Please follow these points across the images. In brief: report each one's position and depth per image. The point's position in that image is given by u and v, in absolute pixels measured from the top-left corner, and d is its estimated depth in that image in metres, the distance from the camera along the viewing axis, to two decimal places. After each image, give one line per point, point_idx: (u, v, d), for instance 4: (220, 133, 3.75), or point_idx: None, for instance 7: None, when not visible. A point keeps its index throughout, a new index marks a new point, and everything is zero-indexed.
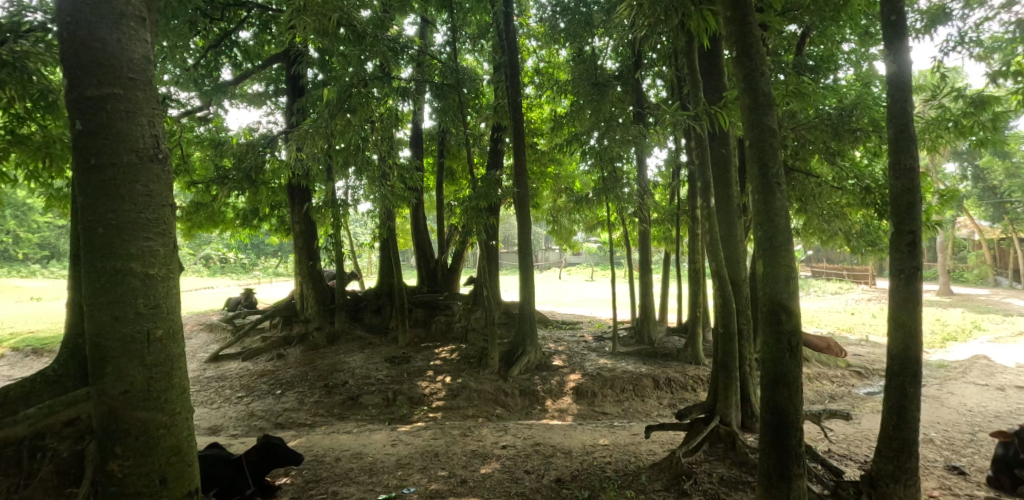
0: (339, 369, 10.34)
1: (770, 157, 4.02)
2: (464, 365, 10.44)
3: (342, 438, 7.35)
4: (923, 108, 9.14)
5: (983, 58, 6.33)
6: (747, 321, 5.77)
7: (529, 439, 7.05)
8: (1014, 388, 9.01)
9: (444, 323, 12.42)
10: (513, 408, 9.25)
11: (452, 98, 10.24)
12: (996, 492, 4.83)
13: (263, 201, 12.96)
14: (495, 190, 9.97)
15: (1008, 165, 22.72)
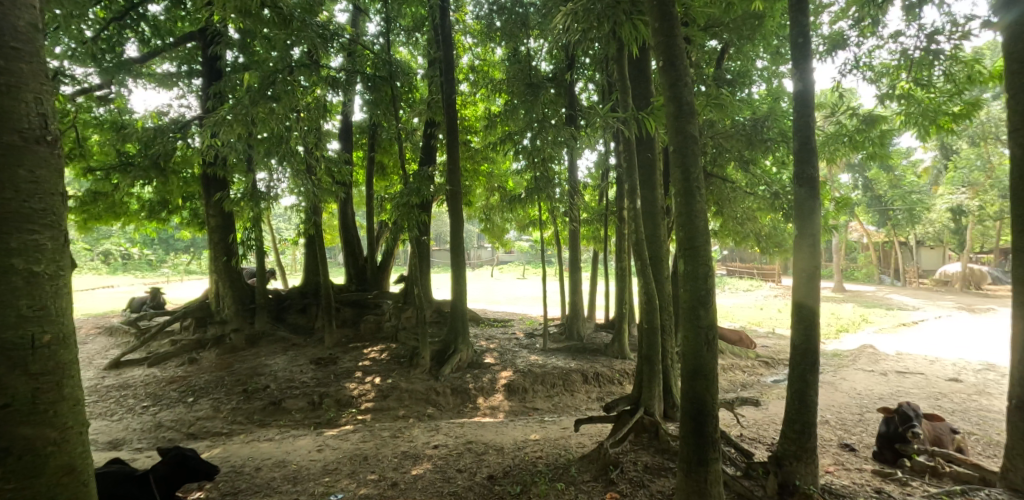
0: (259, 373, 9.98)
1: (691, 163, 4.34)
2: (395, 365, 10.37)
3: (263, 445, 7.13)
4: (822, 123, 10.01)
5: (874, 81, 7.03)
6: (669, 316, 6.16)
7: (461, 437, 7.14)
8: (894, 373, 10.12)
9: (374, 323, 12.28)
10: (445, 406, 9.29)
11: (384, 90, 10.17)
12: (881, 465, 5.43)
13: (173, 192, 12.19)
14: (427, 187, 9.97)
15: (892, 177, 25.30)
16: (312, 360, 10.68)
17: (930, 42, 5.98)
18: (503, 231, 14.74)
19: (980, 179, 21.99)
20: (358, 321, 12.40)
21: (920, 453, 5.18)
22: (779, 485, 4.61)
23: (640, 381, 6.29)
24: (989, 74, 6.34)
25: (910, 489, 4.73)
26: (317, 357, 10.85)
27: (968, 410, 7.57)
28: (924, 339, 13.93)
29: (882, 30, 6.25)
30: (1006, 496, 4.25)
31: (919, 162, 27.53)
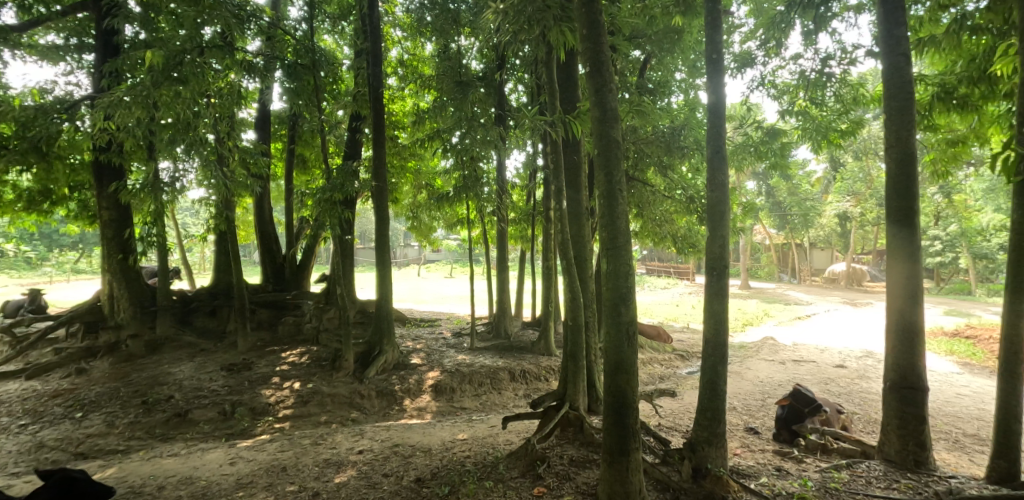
0: (162, 383, 9.38)
1: (614, 167, 4.60)
2: (316, 369, 10.09)
3: (167, 462, 6.74)
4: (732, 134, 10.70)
5: (777, 97, 7.66)
6: (593, 313, 6.45)
7: (387, 441, 7.09)
8: (792, 362, 11.08)
9: (293, 324, 11.85)
10: (370, 410, 9.16)
11: (306, 80, 9.69)
12: (780, 445, 5.97)
13: (58, 180, 11.15)
14: (351, 183, 9.73)
15: (790, 186, 27.56)
16: (222, 366, 10.16)
17: (824, 66, 6.63)
18: (431, 229, 14.66)
19: (862, 189, 24.39)
20: (275, 323, 11.94)
21: (813, 432, 5.75)
22: (693, 469, 4.93)
23: (565, 376, 6.53)
24: (871, 97, 7.12)
25: (804, 465, 5.23)
26: (229, 363, 10.34)
27: (851, 392, 8.47)
28: (817, 330, 15.33)
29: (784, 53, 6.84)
30: (882, 467, 4.81)
31: (813, 173, 30.22)
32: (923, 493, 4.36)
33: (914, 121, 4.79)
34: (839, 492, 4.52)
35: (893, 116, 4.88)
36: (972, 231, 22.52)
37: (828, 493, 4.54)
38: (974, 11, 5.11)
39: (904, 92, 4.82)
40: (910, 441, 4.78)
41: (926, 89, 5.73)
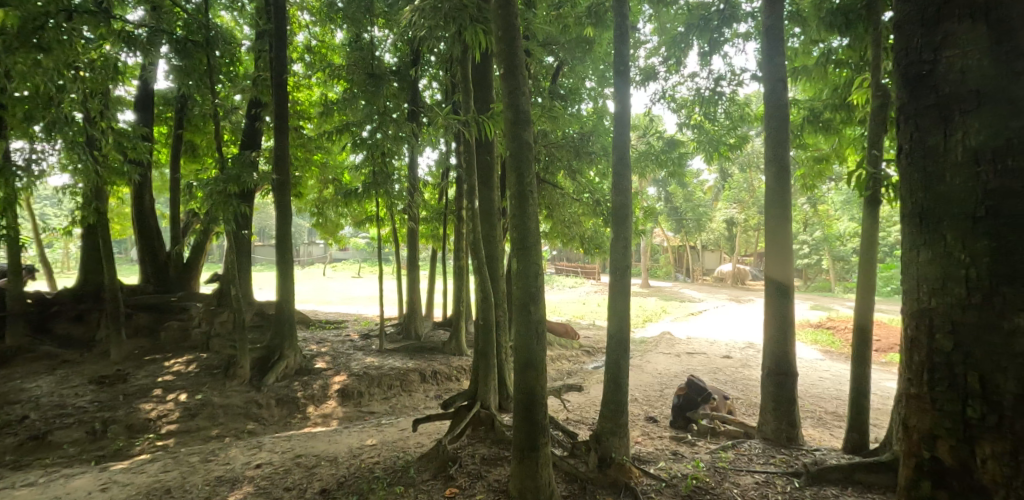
0: (14, 401, 8.27)
1: (525, 168, 4.77)
2: (205, 377, 9.41)
3: (21, 494, 6.02)
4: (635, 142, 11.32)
5: (675, 111, 8.23)
6: (503, 313, 6.59)
7: (288, 452, 6.78)
8: (686, 354, 11.97)
9: (178, 330, 10.96)
10: (269, 420, 8.67)
11: (198, 58, 8.71)
12: (676, 431, 6.44)
13: None
14: (248, 174, 9.15)
15: (685, 192, 29.62)
16: (90, 380, 9.17)
17: (716, 85, 7.24)
18: (337, 227, 14.25)
19: (745, 197, 27.07)
20: (156, 329, 10.97)
21: (705, 417, 6.28)
22: (598, 460, 5.20)
23: (476, 376, 6.60)
24: (755, 115, 7.88)
25: (697, 448, 5.68)
26: (98, 376, 9.35)
27: (736, 380, 9.29)
28: (708, 325, 16.67)
29: (683, 70, 7.37)
30: (761, 446, 5.33)
31: (705, 181, 32.71)
32: (794, 465, 4.88)
33: (788, 140, 5.26)
34: (726, 470, 4.96)
35: (771, 134, 5.33)
36: (834, 236, 25.40)
37: (717, 472, 4.97)
38: (837, 48, 5.86)
39: (780, 117, 5.27)
40: (784, 420, 5.35)
41: (799, 112, 6.49)
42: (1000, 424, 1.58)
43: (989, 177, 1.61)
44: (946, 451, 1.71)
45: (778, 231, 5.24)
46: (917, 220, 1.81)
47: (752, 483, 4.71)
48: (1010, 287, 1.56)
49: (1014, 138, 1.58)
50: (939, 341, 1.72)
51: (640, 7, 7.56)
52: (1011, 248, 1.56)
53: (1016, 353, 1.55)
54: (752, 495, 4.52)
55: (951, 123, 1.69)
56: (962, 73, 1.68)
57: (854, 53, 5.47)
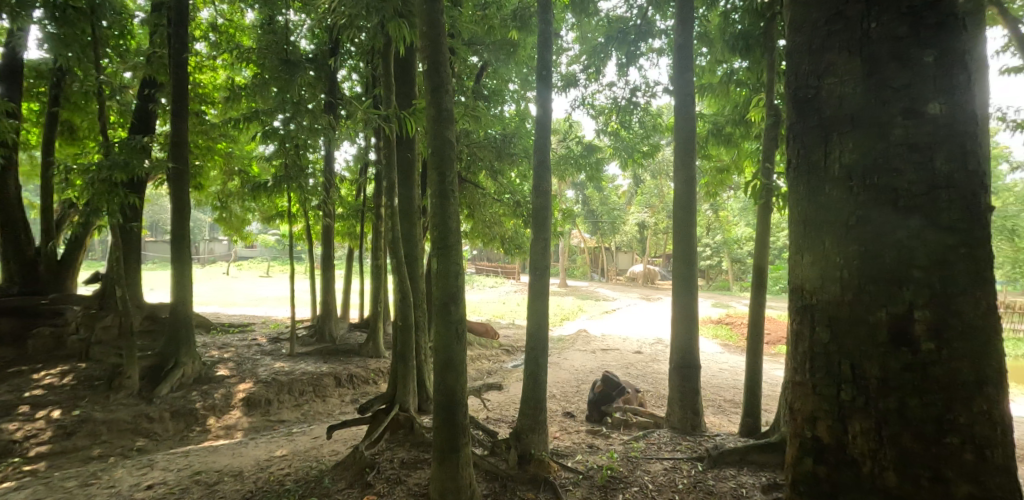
0: None
1: (447, 166, 4.80)
2: (85, 391, 8.52)
3: None
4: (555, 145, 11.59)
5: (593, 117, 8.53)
6: (423, 314, 6.34)
7: (186, 469, 6.28)
8: (601, 350, 12.46)
9: (51, 338, 9.92)
10: (162, 436, 7.92)
11: (80, 28, 8.10)
12: (592, 424, 6.70)
13: None
14: (139, 162, 8.37)
15: (601, 196, 30.74)
16: None
17: (632, 95, 7.60)
18: (242, 222, 13.54)
19: (656, 202, 28.73)
20: (24, 336, 9.82)
21: (618, 410, 6.60)
22: (518, 457, 5.31)
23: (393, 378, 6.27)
24: (666, 126, 8.34)
25: (611, 439, 5.96)
26: None
27: (647, 374, 9.81)
28: (621, 322, 17.43)
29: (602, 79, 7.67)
30: (669, 434, 5.69)
31: (619, 186, 34.15)
32: (698, 450, 5.26)
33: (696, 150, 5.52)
34: (638, 459, 5.25)
35: (680, 145, 5.51)
36: (733, 239, 27.83)
37: (629, 461, 5.24)
38: (738, 69, 6.33)
39: (689, 128, 5.47)
40: (688, 409, 5.73)
41: (704, 125, 6.98)
42: (868, 404, 1.79)
43: (859, 189, 1.83)
44: (824, 431, 1.90)
45: (686, 235, 5.49)
46: (801, 225, 2.01)
47: (661, 469, 5.02)
48: (876, 285, 1.79)
49: (880, 157, 1.81)
50: (818, 332, 1.92)
51: (563, 15, 7.77)
52: (878, 250, 1.79)
53: (880, 342, 1.77)
54: (661, 480, 4.83)
55: (831, 141, 1.91)
56: (841, 97, 1.90)
57: (752, 75, 5.98)
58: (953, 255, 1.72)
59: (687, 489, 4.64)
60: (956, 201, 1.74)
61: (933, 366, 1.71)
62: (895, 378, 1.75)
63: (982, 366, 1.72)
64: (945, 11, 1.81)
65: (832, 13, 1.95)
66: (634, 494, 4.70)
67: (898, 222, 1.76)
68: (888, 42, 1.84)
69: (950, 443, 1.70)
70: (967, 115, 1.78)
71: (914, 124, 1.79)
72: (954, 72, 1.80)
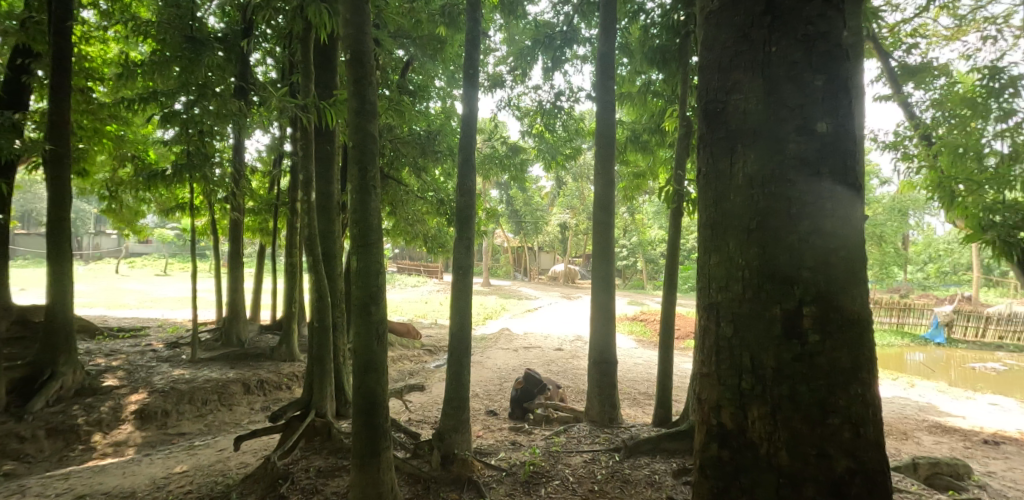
0: None
1: (369, 161, 4.70)
2: None
3: None
4: (480, 144, 11.53)
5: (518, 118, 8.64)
6: (341, 313, 5.89)
7: (66, 493, 5.62)
8: (523, 349, 12.65)
9: None
10: (36, 457, 7.01)
11: None
12: (515, 421, 6.80)
13: None
14: (11, 143, 7.45)
15: (524, 197, 31.20)
16: None
17: (556, 99, 7.77)
18: (136, 214, 12.45)
19: (576, 204, 29.50)
20: None
21: (540, 406, 6.72)
22: (441, 457, 5.29)
23: (310, 381, 5.72)
24: (587, 131, 8.57)
25: (533, 435, 6.09)
26: None
27: (566, 370, 10.09)
28: (542, 320, 17.79)
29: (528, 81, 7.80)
30: (588, 427, 5.88)
31: (543, 187, 34.82)
32: (615, 442, 5.49)
33: (614, 155, 5.71)
34: (559, 453, 5.39)
35: (601, 150, 5.69)
36: (647, 242, 29.12)
37: (550, 456, 5.36)
38: (654, 81, 6.58)
39: (609, 135, 5.67)
40: (606, 403, 5.96)
41: (623, 132, 7.27)
42: (764, 391, 1.98)
43: (759, 197, 2.02)
44: (728, 418, 2.06)
45: (603, 236, 5.71)
46: (709, 229, 2.18)
47: (581, 462, 5.20)
48: (772, 284, 1.98)
49: (777, 168, 2.01)
50: (723, 327, 2.10)
51: (491, 15, 7.79)
52: (774, 252, 1.99)
53: (774, 335, 1.97)
54: (581, 472, 5.00)
55: (736, 151, 2.08)
56: (745, 112, 2.07)
57: (667, 86, 6.28)
58: (836, 257, 1.96)
59: (605, 479, 4.85)
60: (837, 210, 1.98)
61: (818, 356, 1.93)
62: (787, 368, 1.95)
63: (857, 355, 1.96)
64: (834, 40, 2.03)
65: (738, 34, 2.11)
66: (556, 487, 4.83)
67: (791, 228, 1.97)
68: (785, 64, 2.03)
69: (833, 423, 1.91)
70: (848, 135, 2.02)
71: (805, 140, 2.00)
72: (839, 96, 2.03)
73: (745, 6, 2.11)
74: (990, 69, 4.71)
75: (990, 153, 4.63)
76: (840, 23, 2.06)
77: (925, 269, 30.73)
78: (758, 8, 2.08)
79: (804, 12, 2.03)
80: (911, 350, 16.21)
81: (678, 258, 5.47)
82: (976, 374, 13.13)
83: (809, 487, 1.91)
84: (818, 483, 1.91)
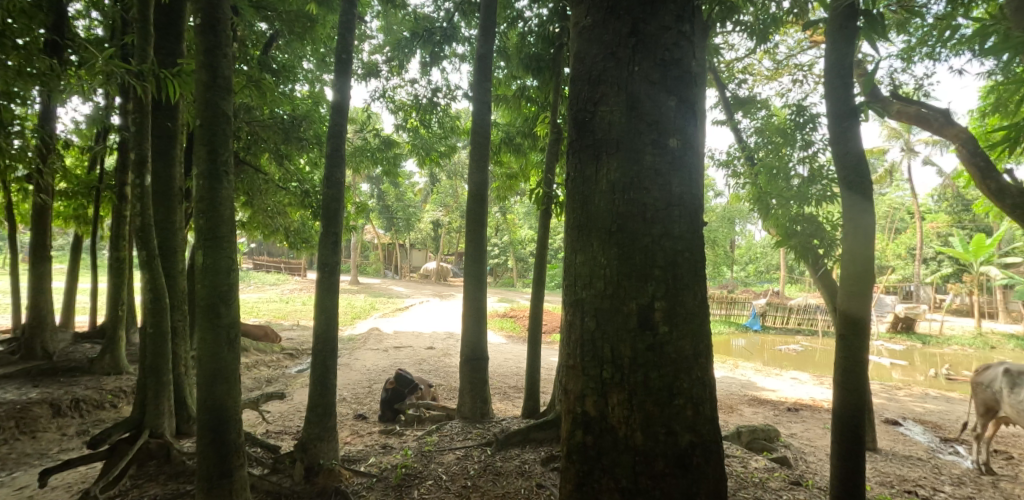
0: None
1: (221, 145, 4.15)
2: None
3: None
4: (354, 135, 10.57)
5: (394, 111, 8.32)
6: (182, 316, 5.14)
7: None
8: (395, 348, 12.20)
9: None
10: None
11: None
12: (384, 424, 6.57)
13: None
14: None
15: (398, 192, 30.16)
16: None
17: (433, 95, 7.72)
18: None
19: (451, 202, 30.00)
20: None
21: (411, 407, 6.61)
22: (305, 470, 4.93)
23: (142, 399, 4.81)
24: (463, 129, 8.61)
25: (404, 437, 5.94)
26: None
27: (438, 369, 9.97)
28: (417, 319, 17.30)
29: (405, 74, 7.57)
30: (460, 424, 5.92)
31: (416, 183, 34.20)
32: (487, 436, 5.61)
33: (488, 156, 5.80)
34: (431, 452, 5.33)
35: (475, 150, 5.77)
36: (518, 242, 30.55)
37: (422, 456, 5.28)
38: (529, 86, 6.81)
39: (482, 134, 5.77)
40: (478, 399, 6.04)
41: (497, 133, 7.46)
42: (622, 379, 2.19)
43: (620, 202, 2.25)
44: (591, 406, 2.25)
45: (476, 236, 5.79)
46: (575, 230, 2.37)
47: (454, 459, 5.20)
48: (630, 281, 2.21)
49: (635, 177, 2.25)
50: (586, 321, 2.28)
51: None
52: (631, 253, 2.22)
53: (631, 327, 2.20)
54: (453, 470, 5.00)
55: (600, 160, 2.29)
56: (609, 123, 2.29)
57: (540, 94, 6.55)
58: (681, 257, 2.24)
59: (478, 474, 4.90)
60: (683, 216, 2.27)
61: (665, 345, 2.18)
62: (641, 356, 2.18)
63: (697, 342, 2.25)
64: (685, 66, 2.33)
65: (607, 51, 2.33)
66: (429, 486, 4.77)
67: (646, 230, 2.22)
68: (645, 82, 2.28)
69: (677, 403, 2.18)
70: (693, 150, 2.32)
71: (659, 153, 2.26)
72: (686, 115, 2.33)
73: (613, 26, 2.33)
74: (796, 106, 5.56)
75: (796, 174, 5.54)
76: (690, 52, 2.36)
77: (746, 268, 36.00)
78: (625, 30, 2.31)
79: (662, 38, 2.29)
80: (735, 337, 19.10)
81: (546, 257, 5.75)
82: (784, 355, 15.82)
83: (659, 462, 2.15)
84: (666, 458, 2.15)
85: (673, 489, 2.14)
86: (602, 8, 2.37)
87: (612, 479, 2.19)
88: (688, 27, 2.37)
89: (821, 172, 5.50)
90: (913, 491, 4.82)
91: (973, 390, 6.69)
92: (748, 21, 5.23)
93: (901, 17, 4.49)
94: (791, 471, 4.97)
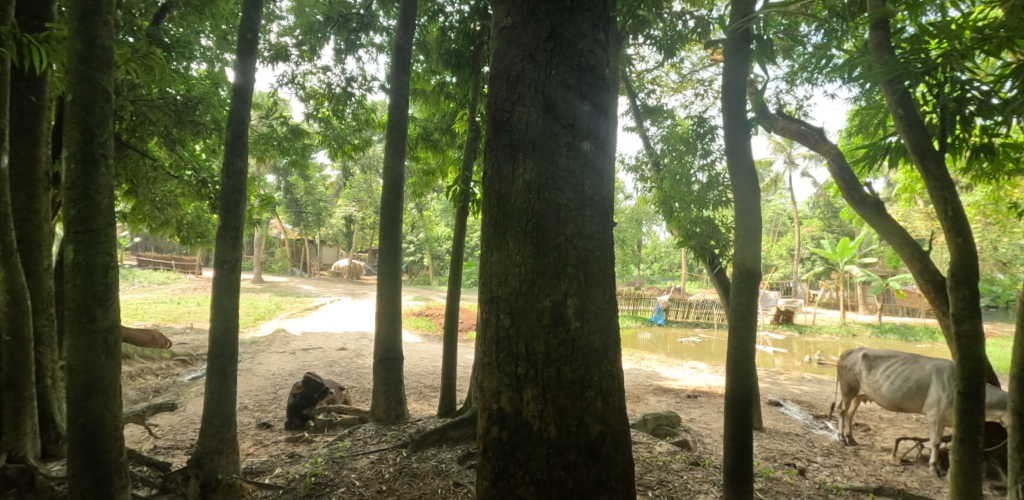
0: None
1: (97, 123, 3.43)
2: None
3: None
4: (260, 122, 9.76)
5: (305, 99, 7.81)
6: (49, 321, 4.47)
7: None
8: (303, 351, 11.47)
9: None
10: None
11: None
12: (291, 432, 6.18)
13: None
14: None
15: (307, 186, 28.52)
16: None
17: (347, 85, 7.42)
18: None
19: (364, 197, 28.91)
20: None
21: (321, 412, 6.30)
22: (200, 487, 4.47)
23: None
24: (379, 122, 8.33)
25: (313, 444, 5.62)
26: None
27: (350, 371, 9.53)
28: (328, 319, 16.41)
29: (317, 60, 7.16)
30: (373, 427, 5.74)
31: (323, 177, 32.56)
32: (401, 438, 5.48)
33: (404, 150, 5.64)
34: (342, 459, 5.09)
35: (391, 143, 5.60)
36: (433, 238, 30.25)
37: (333, 463, 5.02)
38: (448, 82, 6.78)
39: (398, 127, 5.60)
40: (392, 400, 5.88)
41: (414, 128, 7.28)
42: (536, 375, 2.22)
43: (535, 202, 2.28)
44: (506, 402, 2.26)
45: (391, 231, 5.62)
46: (491, 228, 2.38)
47: (367, 464, 5.00)
48: (544, 278, 2.25)
49: (550, 178, 2.29)
50: (501, 319, 2.30)
51: None
52: (545, 251, 2.26)
53: (545, 323, 2.23)
54: (367, 475, 4.78)
55: (516, 159, 2.32)
56: (526, 124, 2.33)
57: (459, 90, 6.52)
58: (592, 256, 2.31)
59: (394, 477, 4.74)
60: (594, 216, 2.34)
61: (577, 339, 2.24)
62: (555, 352, 2.22)
63: (607, 337, 2.33)
64: (598, 72, 2.42)
65: (526, 53, 2.38)
66: (341, 494, 4.50)
67: (559, 229, 2.27)
68: (561, 86, 2.34)
69: (588, 396, 2.24)
70: (603, 153, 2.41)
71: (573, 155, 2.33)
72: (599, 120, 2.42)
73: (532, 28, 2.38)
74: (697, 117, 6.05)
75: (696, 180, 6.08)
76: (604, 60, 2.46)
77: (650, 267, 38.38)
78: (543, 33, 2.37)
79: (578, 45, 2.37)
80: (641, 331, 20.41)
81: (462, 254, 5.71)
82: (683, 347, 17.12)
83: (572, 453, 2.20)
84: (579, 449, 2.21)
85: (585, 478, 2.20)
86: (522, 10, 2.41)
87: (527, 472, 2.21)
88: (603, 36, 2.47)
89: (717, 179, 6.03)
90: (792, 464, 5.50)
91: (838, 373, 7.67)
92: (657, 35, 5.64)
93: (784, 42, 5.02)
94: (690, 453, 5.42)
